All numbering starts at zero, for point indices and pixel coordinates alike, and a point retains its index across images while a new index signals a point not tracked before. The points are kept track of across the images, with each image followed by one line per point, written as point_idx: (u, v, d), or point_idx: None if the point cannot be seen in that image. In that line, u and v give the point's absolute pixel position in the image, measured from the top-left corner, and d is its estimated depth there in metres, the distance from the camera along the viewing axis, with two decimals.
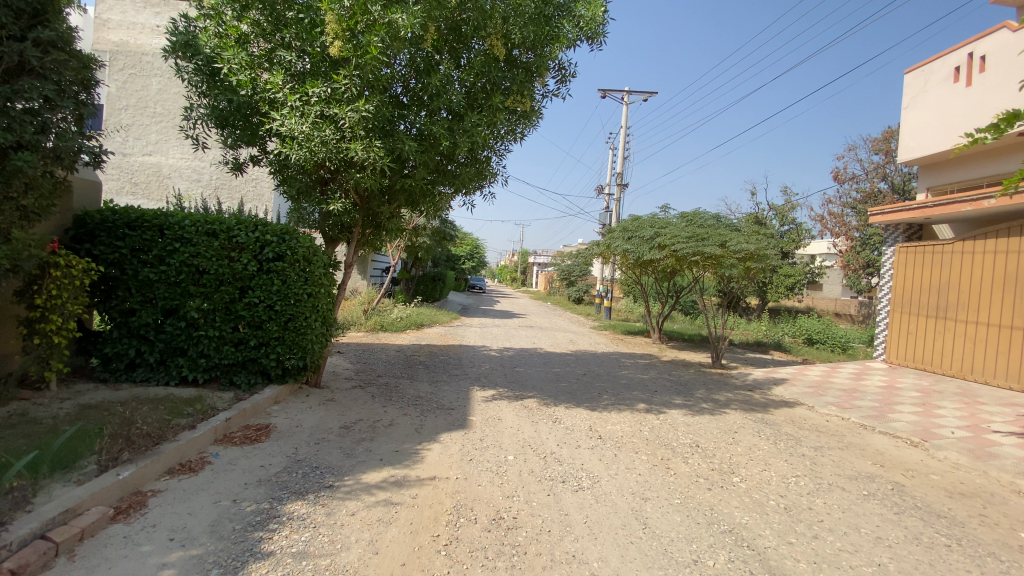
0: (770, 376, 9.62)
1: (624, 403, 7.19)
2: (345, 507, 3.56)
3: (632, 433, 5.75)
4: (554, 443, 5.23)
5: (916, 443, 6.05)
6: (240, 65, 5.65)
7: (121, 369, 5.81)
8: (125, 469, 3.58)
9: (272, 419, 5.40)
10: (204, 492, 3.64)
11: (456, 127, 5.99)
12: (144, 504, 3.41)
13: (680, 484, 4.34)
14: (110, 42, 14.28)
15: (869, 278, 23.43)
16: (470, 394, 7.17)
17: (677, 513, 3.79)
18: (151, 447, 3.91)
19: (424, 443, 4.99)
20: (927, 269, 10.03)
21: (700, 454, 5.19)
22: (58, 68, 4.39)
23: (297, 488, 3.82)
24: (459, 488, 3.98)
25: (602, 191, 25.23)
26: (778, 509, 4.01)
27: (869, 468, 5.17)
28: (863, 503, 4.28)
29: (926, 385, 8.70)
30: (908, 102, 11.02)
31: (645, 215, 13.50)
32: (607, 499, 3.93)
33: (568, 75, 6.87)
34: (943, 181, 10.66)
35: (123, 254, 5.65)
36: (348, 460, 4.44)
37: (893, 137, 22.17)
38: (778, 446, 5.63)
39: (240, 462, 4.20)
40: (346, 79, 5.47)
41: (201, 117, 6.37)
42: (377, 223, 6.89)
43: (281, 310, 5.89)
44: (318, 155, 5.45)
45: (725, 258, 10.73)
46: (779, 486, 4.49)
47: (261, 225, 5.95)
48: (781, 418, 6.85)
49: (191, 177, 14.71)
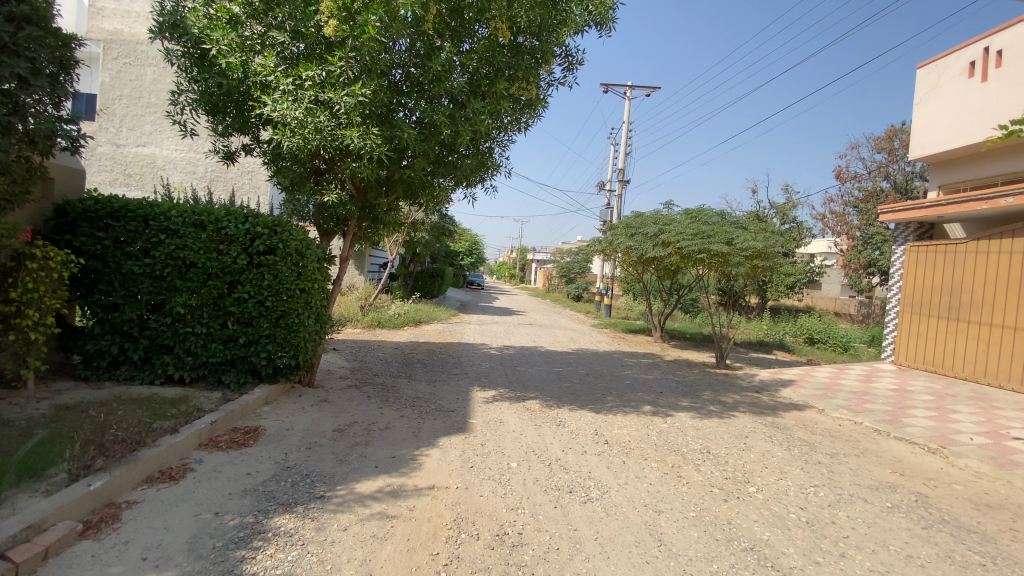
0: (776, 377, 9.37)
1: (630, 404, 6.93)
2: (337, 520, 3.29)
3: (640, 437, 5.49)
4: (559, 448, 4.98)
5: (935, 450, 5.81)
6: (230, 47, 5.31)
7: (103, 367, 5.54)
8: (97, 478, 3.30)
9: (262, 421, 5.12)
10: (183, 504, 3.36)
11: (457, 114, 5.71)
12: (118, 517, 3.14)
13: (694, 495, 4.08)
14: (104, 30, 13.86)
15: (869, 278, 23.23)
16: (470, 395, 6.91)
17: (693, 528, 3.54)
18: (128, 453, 3.64)
19: (423, 449, 4.72)
20: (939, 269, 9.78)
21: (712, 461, 4.93)
22: (32, 46, 4.08)
23: (286, 499, 3.55)
24: (460, 500, 3.72)
25: (603, 188, 25.00)
26: (800, 523, 3.75)
27: (889, 477, 4.93)
28: (889, 517, 4.03)
29: (939, 388, 8.46)
30: (922, 98, 10.75)
31: (648, 212, 13.23)
32: (618, 512, 3.67)
33: (575, 62, 6.58)
34: (957, 180, 10.41)
35: (106, 245, 5.36)
36: (341, 468, 4.16)
37: (896, 135, 21.96)
38: (792, 453, 5.37)
39: (226, 470, 3.93)
40: (342, 62, 5.20)
41: (191, 103, 6.06)
42: (374, 216, 6.61)
43: (272, 306, 5.61)
44: (312, 142, 5.15)
45: (732, 256, 10.45)
46: (798, 497, 4.24)
47: (251, 216, 5.65)
48: (792, 422, 6.61)
49: (185, 169, 14.39)
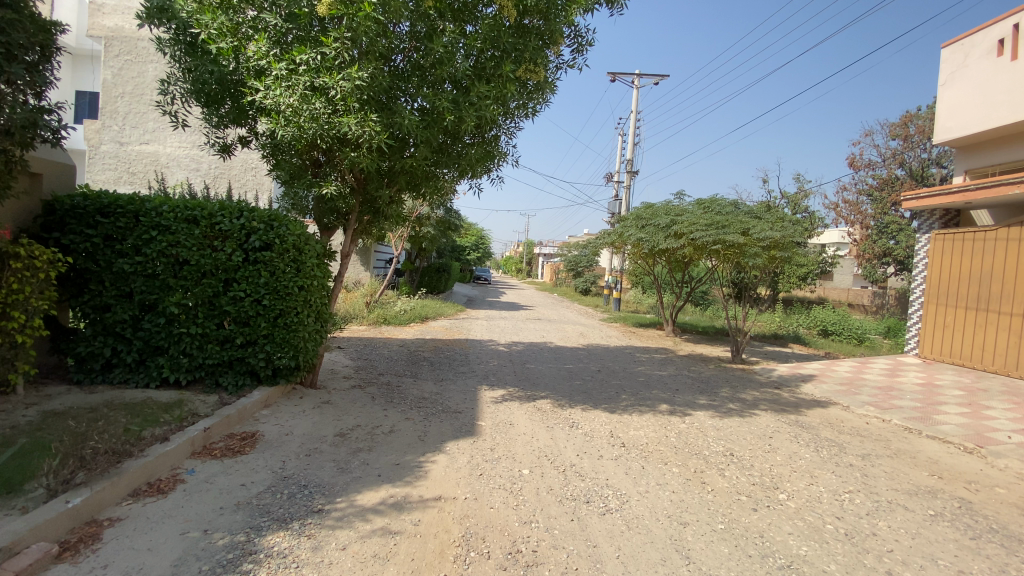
0: (796, 372, 9.02)
1: (645, 403, 6.63)
2: (335, 538, 3.03)
3: (658, 440, 5.19)
4: (574, 452, 4.69)
5: (971, 450, 5.47)
6: (221, 31, 5.05)
7: (97, 370, 5.30)
8: (77, 494, 3.06)
9: (260, 426, 4.87)
10: (170, 521, 3.12)
11: (461, 99, 5.44)
12: (98, 537, 2.90)
13: (720, 504, 3.78)
14: (105, 28, 13.65)
15: (884, 268, 22.56)
16: (479, 395, 6.65)
17: (723, 543, 3.24)
18: (112, 465, 3.39)
19: (428, 455, 4.44)
20: (967, 258, 9.38)
21: (737, 465, 4.63)
22: (6, 28, 3.83)
23: (281, 514, 3.29)
24: (469, 512, 3.44)
25: (611, 179, 24.58)
26: (839, 536, 3.45)
27: (926, 481, 4.60)
28: (933, 526, 3.72)
29: (969, 383, 8.09)
30: (947, 79, 10.32)
31: (659, 203, 12.85)
32: (641, 525, 3.39)
33: (585, 42, 6.25)
34: (985, 164, 9.99)
35: (96, 243, 5.12)
36: (341, 477, 3.89)
37: (911, 121, 21.34)
38: (821, 455, 5.06)
39: (219, 481, 3.68)
40: (336, 43, 4.92)
41: (182, 93, 5.79)
42: (376, 209, 6.33)
43: (270, 304, 5.35)
44: (307, 131, 4.90)
45: (749, 247, 10.02)
46: (833, 505, 3.93)
47: (247, 210, 5.40)
48: (817, 420, 6.29)
49: (190, 166, 14.23)
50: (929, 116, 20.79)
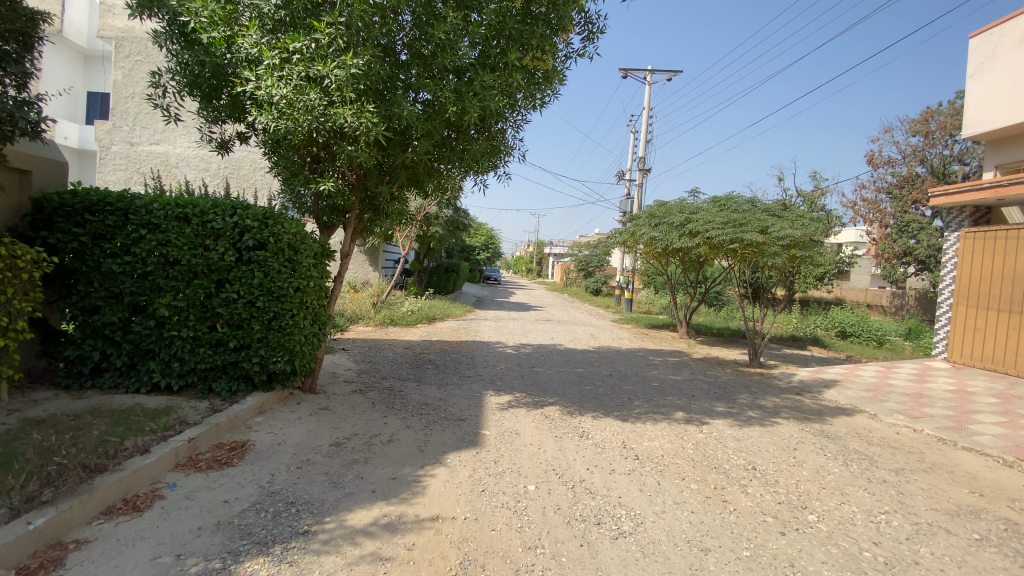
0: (817, 377, 8.61)
1: (659, 411, 6.28)
2: (319, 566, 2.75)
3: (675, 452, 4.86)
4: (584, 466, 4.37)
5: (1012, 463, 5.06)
6: (212, 19, 4.82)
7: (86, 374, 5.09)
8: (42, 514, 2.81)
9: (251, 435, 4.61)
10: (142, 544, 2.86)
11: (464, 89, 5.15)
12: (61, 563, 2.65)
13: (744, 527, 3.45)
14: (115, 28, 13.60)
15: (904, 267, 21.91)
16: (483, 402, 6.33)
17: (749, 573, 2.91)
18: (84, 480, 3.15)
19: (428, 468, 4.15)
20: (999, 257, 8.91)
21: (760, 481, 4.28)
22: None
23: (263, 535, 3.02)
24: (468, 535, 3.15)
25: (623, 178, 24.22)
26: (878, 566, 3.09)
27: (969, 499, 4.22)
28: (980, 553, 3.35)
29: (1003, 390, 7.64)
30: (977, 69, 9.81)
31: (672, 201, 12.49)
32: (658, 551, 3.07)
33: (596, 29, 5.92)
34: (1019, 159, 9.51)
35: (83, 242, 4.90)
36: (333, 493, 3.62)
37: (932, 117, 20.68)
38: (851, 470, 4.68)
39: (201, 497, 3.42)
40: (329, 28, 4.64)
41: (176, 86, 5.58)
42: (376, 207, 6.04)
43: (264, 307, 5.09)
44: (301, 124, 4.64)
45: (768, 246, 9.59)
46: (868, 529, 3.58)
47: (241, 208, 5.14)
48: (844, 430, 5.92)
49: (199, 166, 14.12)
50: (951, 112, 20.13)
